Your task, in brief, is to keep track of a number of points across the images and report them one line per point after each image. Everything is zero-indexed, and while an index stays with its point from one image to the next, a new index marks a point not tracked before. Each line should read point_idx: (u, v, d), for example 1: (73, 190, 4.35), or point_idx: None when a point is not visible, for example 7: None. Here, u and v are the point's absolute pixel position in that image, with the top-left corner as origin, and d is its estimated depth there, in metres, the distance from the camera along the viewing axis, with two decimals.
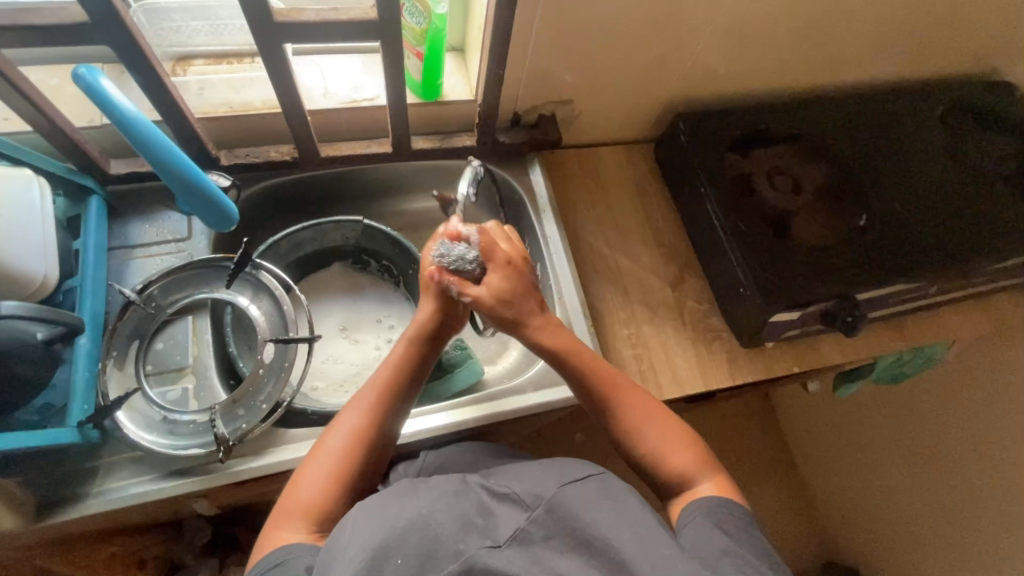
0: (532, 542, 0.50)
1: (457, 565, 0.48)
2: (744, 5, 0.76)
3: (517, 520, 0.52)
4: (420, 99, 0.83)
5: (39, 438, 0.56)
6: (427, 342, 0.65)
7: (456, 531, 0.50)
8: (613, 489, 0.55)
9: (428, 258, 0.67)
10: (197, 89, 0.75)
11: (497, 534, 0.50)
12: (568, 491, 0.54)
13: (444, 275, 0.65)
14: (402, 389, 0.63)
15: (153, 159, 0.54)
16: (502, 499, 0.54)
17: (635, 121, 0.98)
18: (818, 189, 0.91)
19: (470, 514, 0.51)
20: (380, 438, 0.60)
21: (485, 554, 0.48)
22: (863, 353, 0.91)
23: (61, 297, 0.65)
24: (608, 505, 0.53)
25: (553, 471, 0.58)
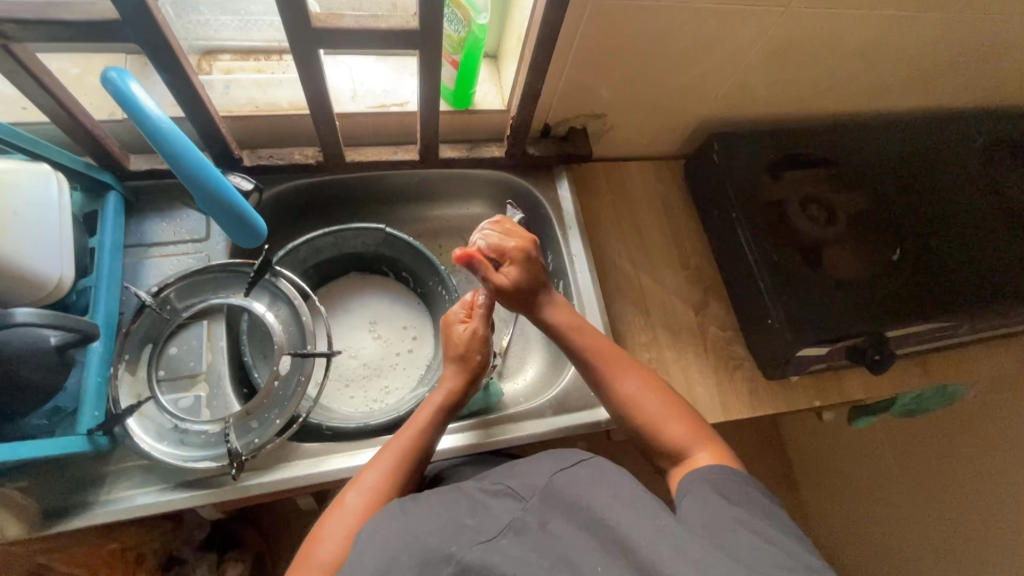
0: (527, 529, 0.50)
1: (452, 566, 0.47)
2: (792, 29, 0.74)
3: (509, 514, 0.52)
4: (452, 107, 0.80)
5: (48, 447, 0.55)
6: (452, 410, 0.67)
7: (449, 534, 0.49)
8: (603, 470, 0.54)
9: (457, 334, 0.70)
10: (222, 87, 0.73)
11: (489, 529, 0.51)
12: (561, 479, 0.54)
13: (478, 351, 0.69)
14: (423, 451, 0.63)
15: (182, 172, 0.52)
16: (494, 496, 0.55)
17: (668, 137, 0.96)
18: (853, 219, 0.88)
19: (460, 517, 0.52)
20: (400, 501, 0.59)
21: (479, 549, 0.48)
22: (886, 390, 0.89)
23: (74, 297, 0.63)
24: (604, 486, 0.52)
25: (544, 460, 0.58)
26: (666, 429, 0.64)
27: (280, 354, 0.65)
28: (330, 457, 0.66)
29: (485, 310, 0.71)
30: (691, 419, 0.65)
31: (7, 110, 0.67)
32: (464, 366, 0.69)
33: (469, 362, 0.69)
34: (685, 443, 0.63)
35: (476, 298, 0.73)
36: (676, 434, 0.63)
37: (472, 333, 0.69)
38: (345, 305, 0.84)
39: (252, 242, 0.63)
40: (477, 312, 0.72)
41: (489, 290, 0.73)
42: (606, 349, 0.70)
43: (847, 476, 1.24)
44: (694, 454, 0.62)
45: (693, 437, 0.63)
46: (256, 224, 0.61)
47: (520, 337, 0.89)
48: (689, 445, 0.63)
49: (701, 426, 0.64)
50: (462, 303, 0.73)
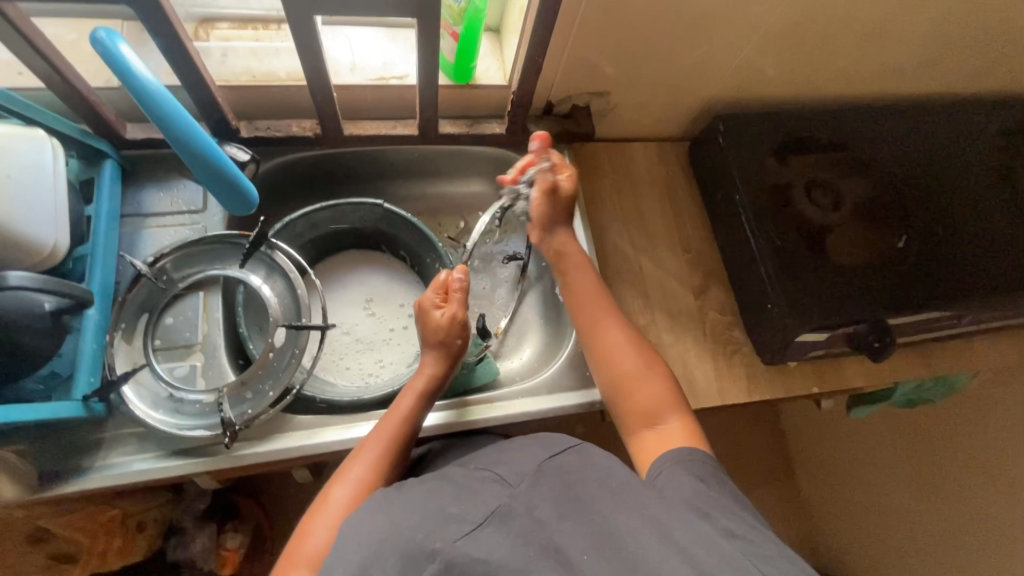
0: (514, 515, 0.50)
1: (436, 564, 0.45)
2: (804, 8, 0.72)
3: (495, 500, 0.52)
4: (452, 82, 0.79)
5: (44, 411, 0.55)
6: (433, 395, 0.67)
7: (434, 526, 0.49)
8: (590, 458, 0.55)
9: (434, 320, 0.68)
10: (220, 56, 0.72)
11: (474, 515, 0.50)
12: (548, 466, 0.55)
13: (458, 335, 0.69)
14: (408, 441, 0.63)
15: (172, 137, 0.52)
16: (480, 483, 0.55)
17: (672, 117, 0.94)
18: (859, 206, 0.87)
19: (445, 506, 0.52)
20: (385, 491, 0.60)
21: (464, 543, 0.47)
22: (885, 378, 0.88)
23: (71, 265, 0.63)
24: (591, 471, 0.53)
25: (532, 448, 0.59)
26: (646, 389, 0.66)
27: (276, 325, 0.65)
28: (324, 429, 0.67)
29: (463, 295, 0.70)
30: (671, 385, 0.66)
31: (3, 75, 0.66)
32: (446, 350, 0.69)
33: (450, 347, 0.68)
34: (661, 407, 0.64)
35: (450, 280, 0.70)
36: (654, 394, 0.65)
37: (452, 319, 0.68)
38: (339, 284, 0.84)
39: (243, 211, 0.63)
40: (455, 297, 0.70)
41: (464, 272, 0.70)
42: (590, 291, 0.74)
43: (844, 465, 1.23)
44: (666, 422, 0.63)
45: (670, 403, 0.64)
46: (249, 192, 0.60)
47: (518, 317, 0.88)
48: (664, 411, 0.64)
49: (677, 395, 0.66)
50: (436, 286, 0.70)
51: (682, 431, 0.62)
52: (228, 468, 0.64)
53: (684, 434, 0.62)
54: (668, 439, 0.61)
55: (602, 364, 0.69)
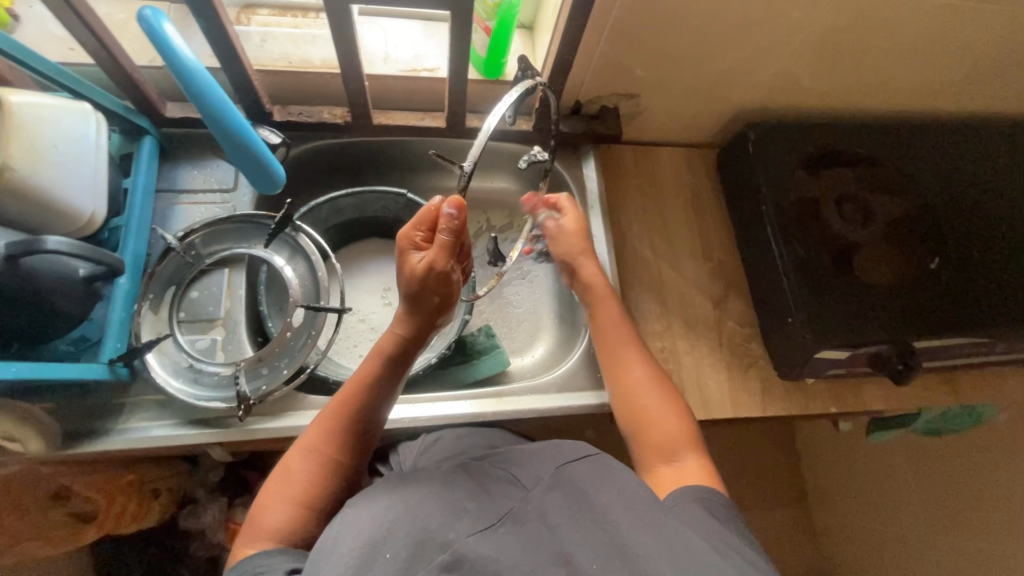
0: (526, 520, 0.50)
1: (446, 555, 0.46)
2: (846, 16, 0.70)
3: (509, 502, 0.52)
4: (482, 76, 0.79)
5: (74, 371, 0.58)
6: (398, 359, 0.65)
7: (449, 520, 0.49)
8: (608, 468, 0.54)
9: (411, 264, 0.61)
10: (259, 41, 0.74)
11: (488, 515, 0.50)
12: (565, 472, 0.54)
13: (432, 288, 0.62)
14: (370, 407, 0.62)
15: (204, 111, 0.53)
16: (494, 482, 0.55)
17: (703, 123, 0.92)
18: (890, 224, 0.84)
19: (460, 501, 0.52)
20: (346, 461, 0.60)
21: (476, 539, 0.48)
22: (907, 403, 0.86)
23: (106, 234, 0.66)
24: (610, 485, 0.52)
25: (549, 454, 0.58)
26: (662, 423, 0.64)
27: (295, 306, 0.67)
28: None
29: (449, 239, 0.60)
30: (689, 424, 0.65)
31: (55, 50, 0.69)
32: (416, 299, 0.63)
33: (425, 300, 0.63)
34: (678, 443, 0.63)
35: (439, 214, 0.60)
36: (671, 429, 0.64)
37: (426, 270, 0.60)
38: (359, 270, 0.86)
39: (269, 189, 0.64)
40: (438, 240, 0.60)
41: (456, 204, 0.58)
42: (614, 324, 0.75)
43: (859, 491, 1.19)
44: (682, 459, 0.61)
45: (687, 440, 0.63)
46: (276, 171, 0.62)
47: (532, 314, 0.88)
48: (682, 449, 0.62)
49: (694, 434, 0.64)
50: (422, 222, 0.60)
51: (697, 468, 0.60)
52: (241, 441, 0.65)
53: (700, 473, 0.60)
54: (681, 475, 0.60)
55: (625, 400, 0.69)
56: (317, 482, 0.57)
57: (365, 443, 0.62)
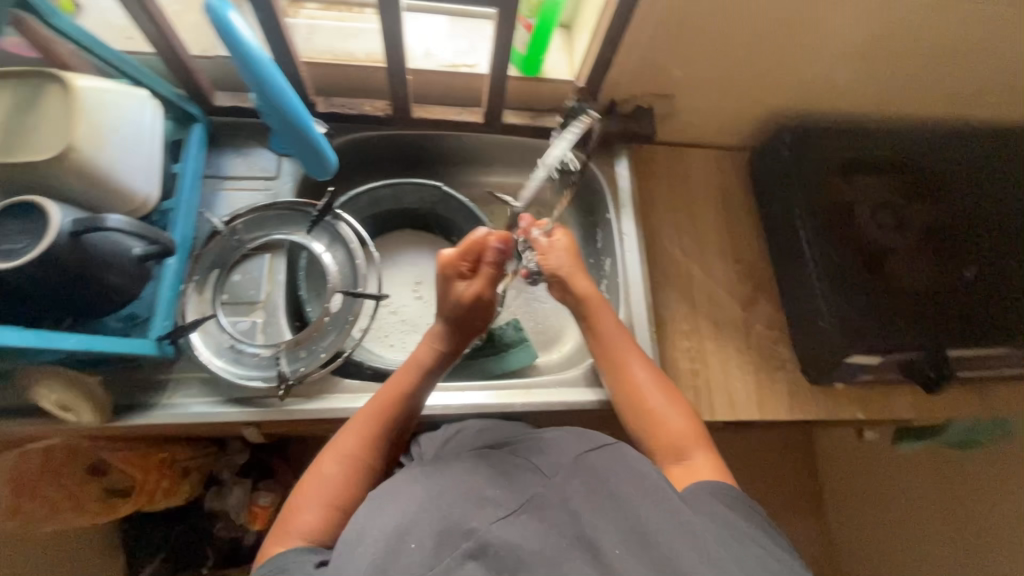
0: (549, 505, 0.50)
1: (470, 543, 0.47)
2: (890, 18, 0.70)
3: (530, 487, 0.53)
4: (520, 73, 0.81)
5: (126, 346, 0.60)
6: (433, 373, 0.68)
7: (470, 508, 0.50)
8: (625, 458, 0.54)
9: (456, 291, 0.68)
10: (306, 34, 0.76)
11: (509, 500, 0.51)
12: (585, 460, 0.54)
13: (478, 315, 0.69)
14: (403, 416, 0.65)
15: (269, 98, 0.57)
16: (514, 468, 0.56)
17: (736, 126, 0.93)
18: (927, 231, 0.83)
19: (481, 488, 0.52)
20: (376, 466, 0.62)
21: (500, 526, 0.48)
22: (937, 412, 0.85)
23: (157, 217, 0.68)
24: (625, 474, 0.52)
25: (572, 440, 0.58)
26: (671, 424, 0.64)
27: (333, 291, 0.69)
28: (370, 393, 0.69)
29: (493, 270, 0.68)
30: (696, 421, 0.65)
31: (114, 38, 0.72)
32: (461, 325, 0.69)
33: (468, 325, 0.70)
34: (686, 441, 0.62)
35: (485, 246, 0.68)
36: (677, 428, 0.64)
37: (474, 297, 0.68)
38: (391, 261, 0.87)
39: (322, 174, 0.68)
40: (483, 270, 0.68)
41: (501, 238, 0.68)
42: (615, 332, 0.72)
43: (879, 503, 1.18)
44: (691, 458, 0.61)
45: (695, 438, 0.63)
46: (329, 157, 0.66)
47: (560, 310, 0.89)
48: (689, 447, 0.62)
49: (701, 430, 0.64)
50: (469, 253, 0.69)
51: (707, 466, 0.60)
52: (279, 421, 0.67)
53: (711, 470, 0.60)
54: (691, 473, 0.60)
55: (632, 405, 0.68)
56: (351, 486, 0.59)
57: (391, 449, 0.64)
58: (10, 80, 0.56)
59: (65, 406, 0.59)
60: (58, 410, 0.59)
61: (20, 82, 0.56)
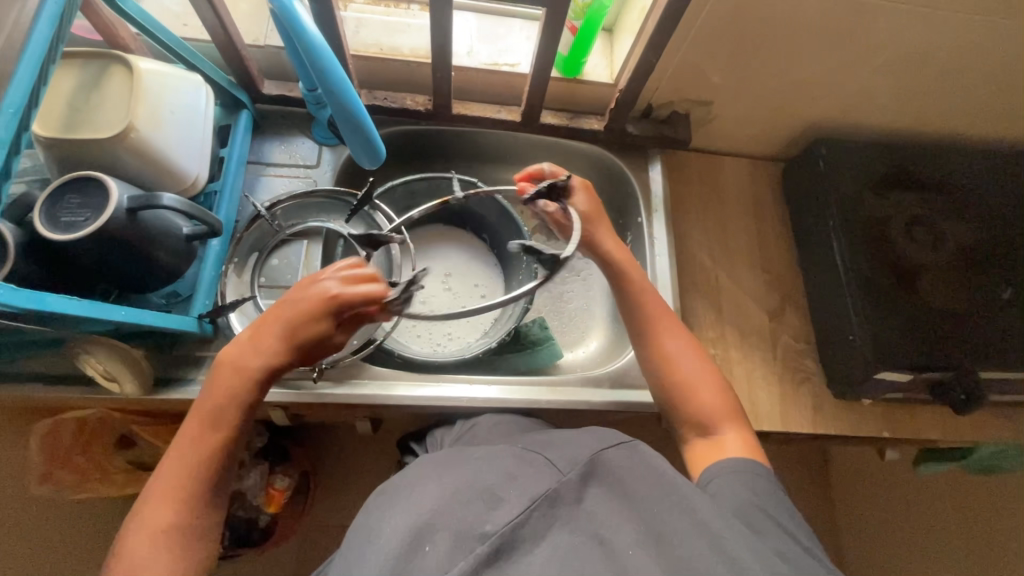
0: (562, 504, 0.50)
1: (485, 546, 0.47)
2: (937, 35, 0.70)
3: (545, 483, 0.51)
4: (561, 74, 0.82)
5: (172, 322, 0.62)
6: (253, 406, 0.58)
7: (484, 509, 0.49)
8: (645, 460, 0.53)
9: (315, 332, 0.54)
10: (353, 27, 0.78)
11: (522, 497, 0.50)
12: (601, 459, 0.53)
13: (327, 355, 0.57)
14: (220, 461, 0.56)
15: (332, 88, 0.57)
16: (529, 465, 0.54)
17: (771, 136, 0.92)
18: (963, 252, 0.81)
19: (494, 486, 0.51)
20: (199, 521, 0.55)
21: (514, 529, 0.48)
22: (963, 434, 0.84)
23: (202, 199, 0.70)
24: (641, 477, 0.52)
25: (584, 438, 0.56)
26: (703, 398, 0.65)
27: None
28: (396, 383, 0.72)
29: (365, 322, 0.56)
30: (727, 396, 0.66)
31: (171, 24, 0.75)
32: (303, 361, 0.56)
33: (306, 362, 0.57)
34: (718, 417, 0.64)
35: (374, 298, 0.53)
36: (709, 405, 0.65)
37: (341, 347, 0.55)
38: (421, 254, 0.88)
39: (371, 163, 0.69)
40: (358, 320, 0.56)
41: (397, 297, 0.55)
42: (654, 301, 0.70)
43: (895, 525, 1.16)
44: (721, 434, 0.64)
45: (727, 414, 0.64)
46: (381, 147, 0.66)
47: (585, 310, 0.90)
48: (720, 423, 0.64)
49: (734, 408, 0.65)
50: (356, 302, 0.53)
51: (736, 445, 0.62)
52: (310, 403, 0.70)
53: (742, 447, 0.62)
54: (720, 449, 0.63)
55: (657, 368, 0.68)
56: (172, 559, 0.52)
57: (219, 496, 0.57)
58: (77, 60, 0.58)
59: (110, 375, 0.61)
60: (103, 378, 0.60)
61: (85, 62, 0.58)
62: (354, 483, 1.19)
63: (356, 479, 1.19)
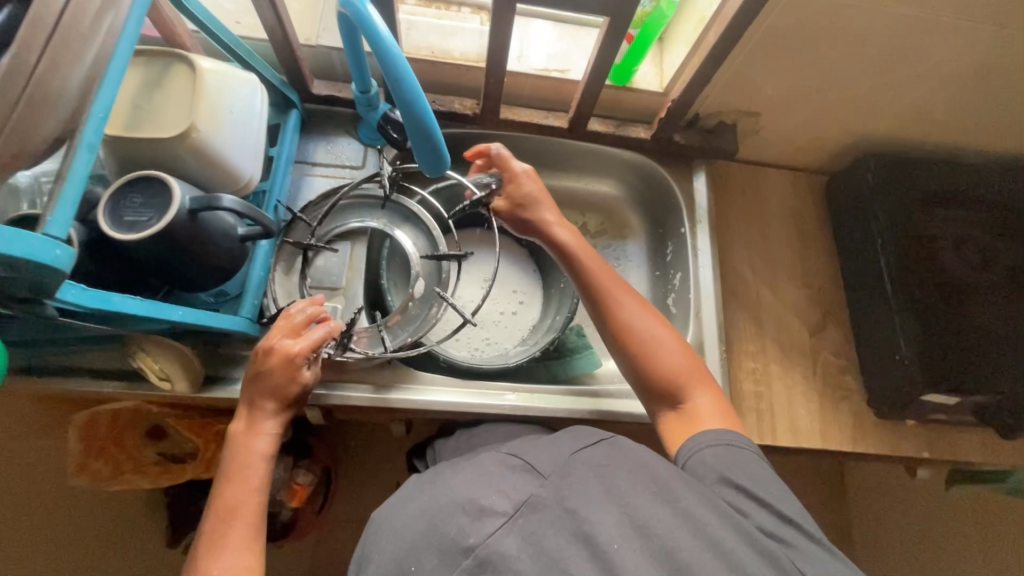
0: (547, 506, 0.47)
1: (470, 560, 0.45)
2: (999, 55, 0.68)
3: (525, 489, 0.49)
4: (611, 82, 0.81)
5: (224, 322, 0.62)
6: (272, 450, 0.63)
7: (467, 520, 0.47)
8: (625, 453, 0.51)
9: (301, 382, 0.62)
10: (404, 30, 0.78)
11: (505, 503, 0.48)
12: (583, 457, 0.51)
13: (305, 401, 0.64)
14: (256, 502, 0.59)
15: (390, 76, 0.50)
16: (508, 471, 0.52)
17: (817, 149, 0.91)
18: (1012, 273, 0.80)
19: (474, 495, 0.49)
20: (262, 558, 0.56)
21: (499, 537, 0.46)
22: (1004, 458, 0.83)
23: (252, 197, 0.70)
24: (624, 472, 0.49)
25: (562, 441, 0.55)
26: (667, 365, 0.62)
27: (416, 276, 0.69)
28: (438, 390, 0.72)
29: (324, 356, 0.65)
30: (690, 356, 0.64)
31: (225, 22, 0.75)
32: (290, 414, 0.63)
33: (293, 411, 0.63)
34: (685, 383, 0.62)
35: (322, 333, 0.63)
36: (674, 371, 0.62)
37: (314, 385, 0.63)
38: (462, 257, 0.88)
39: (434, 169, 0.59)
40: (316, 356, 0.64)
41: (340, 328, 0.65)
42: (607, 272, 0.68)
43: None
44: (693, 399, 0.62)
45: (696, 377, 0.62)
46: (444, 152, 0.57)
47: None
48: (688, 390, 0.62)
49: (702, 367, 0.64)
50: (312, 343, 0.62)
51: (709, 409, 0.61)
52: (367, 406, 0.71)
53: (714, 412, 0.61)
54: (695, 419, 0.61)
55: (617, 343, 0.65)
56: None
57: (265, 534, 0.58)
58: (140, 58, 0.58)
59: (164, 375, 0.62)
60: (156, 378, 0.61)
61: (149, 60, 0.58)
62: (376, 483, 1.18)
63: (379, 477, 1.19)
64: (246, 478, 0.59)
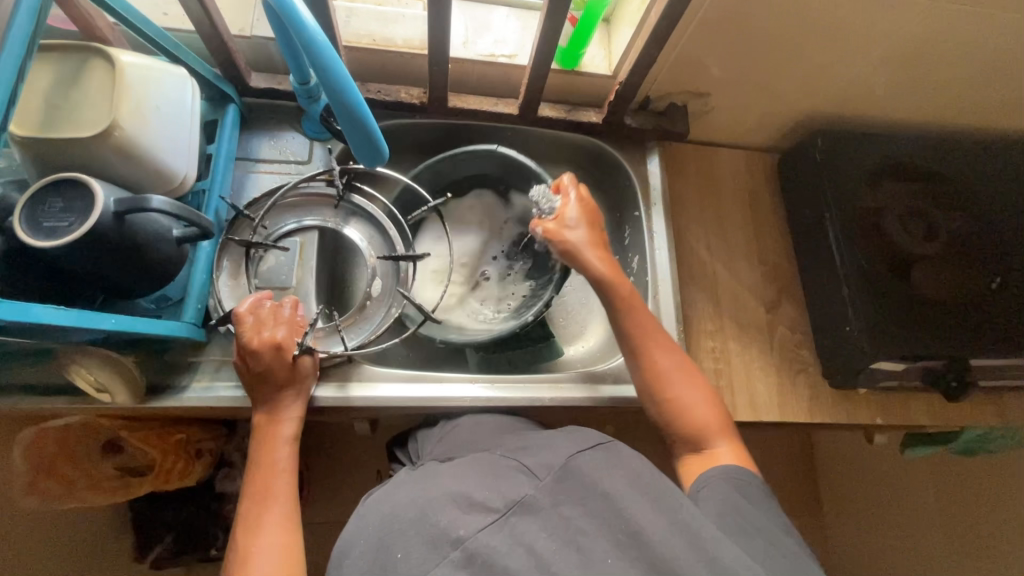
0: (539, 509, 0.47)
1: (458, 552, 0.45)
2: (932, 29, 0.70)
3: (519, 490, 0.49)
4: (559, 66, 0.80)
5: (162, 328, 0.59)
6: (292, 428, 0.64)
7: (459, 513, 0.47)
8: (622, 457, 0.52)
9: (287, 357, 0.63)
10: (344, 17, 0.76)
11: (498, 501, 0.48)
12: (582, 460, 0.51)
13: (302, 371, 0.64)
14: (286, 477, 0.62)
15: (322, 72, 0.49)
16: (506, 472, 0.52)
17: (766, 127, 0.92)
18: (953, 242, 0.82)
19: (469, 490, 0.50)
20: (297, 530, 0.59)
21: (487, 533, 0.46)
22: (951, 420, 0.86)
23: (190, 197, 0.67)
24: (621, 474, 0.50)
25: (564, 440, 0.55)
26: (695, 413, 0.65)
27: (373, 274, 0.71)
28: (392, 383, 0.70)
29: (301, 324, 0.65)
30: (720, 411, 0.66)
31: (152, 14, 0.71)
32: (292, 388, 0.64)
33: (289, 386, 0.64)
34: (710, 430, 0.64)
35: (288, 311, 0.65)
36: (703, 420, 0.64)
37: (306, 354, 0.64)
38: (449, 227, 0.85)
39: (376, 159, 0.58)
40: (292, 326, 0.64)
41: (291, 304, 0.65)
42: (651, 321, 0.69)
43: None
44: (714, 447, 0.63)
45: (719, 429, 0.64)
46: (384, 143, 0.57)
47: (583, 304, 0.89)
48: (713, 436, 0.64)
49: (723, 420, 0.66)
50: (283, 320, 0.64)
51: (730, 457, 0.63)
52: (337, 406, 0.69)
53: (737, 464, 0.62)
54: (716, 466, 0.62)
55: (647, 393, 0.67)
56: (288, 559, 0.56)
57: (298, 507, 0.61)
58: (52, 52, 0.55)
59: (101, 387, 0.59)
60: (94, 390, 0.59)
61: (63, 54, 0.55)
62: (348, 481, 1.17)
63: (351, 477, 1.17)
64: (273, 459, 0.62)
